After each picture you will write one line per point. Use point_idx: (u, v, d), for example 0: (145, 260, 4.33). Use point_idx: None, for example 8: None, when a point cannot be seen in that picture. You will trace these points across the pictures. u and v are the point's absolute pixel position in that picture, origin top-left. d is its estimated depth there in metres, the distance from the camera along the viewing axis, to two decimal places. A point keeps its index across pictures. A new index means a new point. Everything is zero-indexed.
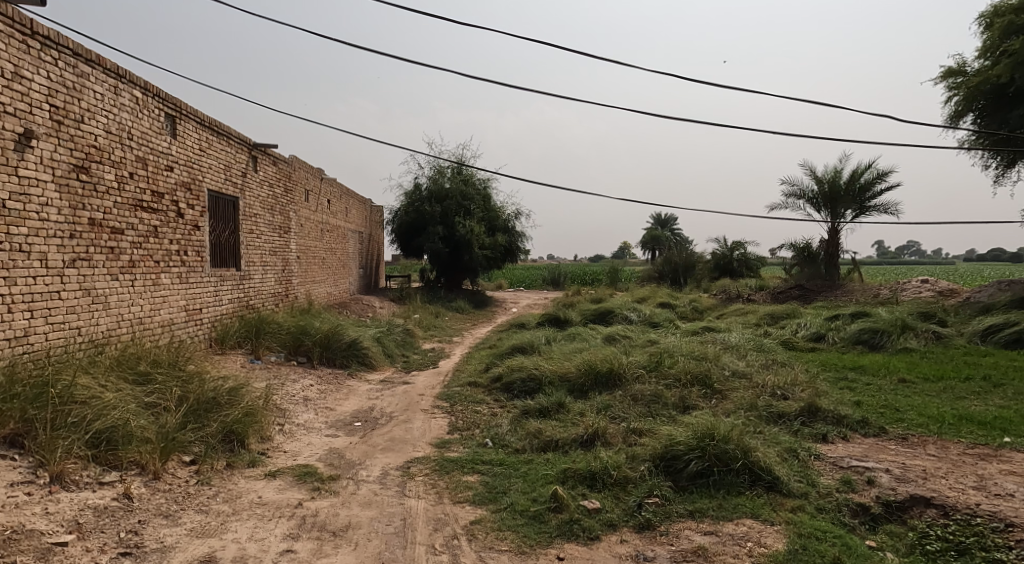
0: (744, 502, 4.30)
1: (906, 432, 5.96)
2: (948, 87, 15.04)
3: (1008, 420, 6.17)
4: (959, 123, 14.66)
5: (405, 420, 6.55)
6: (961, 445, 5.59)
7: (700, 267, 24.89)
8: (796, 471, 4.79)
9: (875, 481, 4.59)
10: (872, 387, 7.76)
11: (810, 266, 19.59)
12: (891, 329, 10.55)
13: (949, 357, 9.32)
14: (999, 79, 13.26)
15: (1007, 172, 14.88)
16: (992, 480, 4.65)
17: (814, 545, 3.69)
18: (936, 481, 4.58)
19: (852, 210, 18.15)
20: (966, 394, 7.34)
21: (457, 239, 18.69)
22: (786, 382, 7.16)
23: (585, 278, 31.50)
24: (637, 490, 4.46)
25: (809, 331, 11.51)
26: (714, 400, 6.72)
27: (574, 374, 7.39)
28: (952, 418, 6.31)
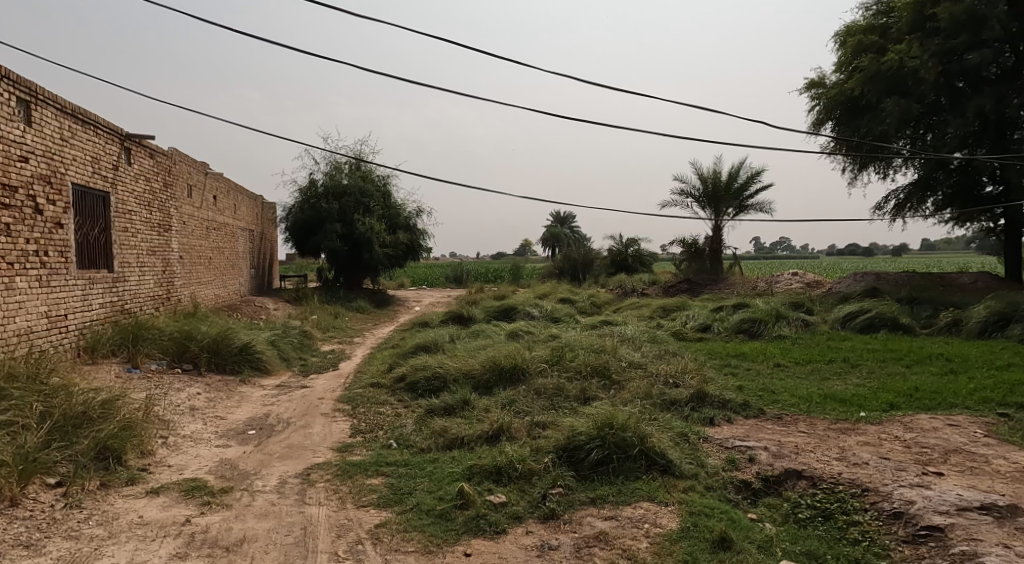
0: (641, 486, 4.51)
1: (781, 412, 6.53)
2: (810, 97, 16.68)
3: (864, 397, 6.92)
4: (820, 130, 16.24)
5: (305, 425, 6.29)
6: (826, 421, 6.20)
7: (597, 262, 25.78)
8: (687, 454, 5.11)
9: (755, 459, 4.98)
10: (751, 372, 8.42)
11: (697, 262, 20.85)
12: (767, 318, 11.52)
13: (815, 342, 10.31)
14: (852, 91, 14.89)
15: (859, 174, 16.61)
16: (851, 451, 5.20)
17: (704, 522, 3.95)
18: (806, 454, 5.07)
19: (732, 208, 19.51)
20: (830, 374, 8.17)
21: (357, 237, 18.19)
22: (677, 371, 7.61)
23: (488, 276, 31.77)
24: (541, 481, 4.56)
25: (697, 322, 12.26)
26: (612, 390, 7.01)
27: (479, 370, 7.42)
28: (819, 397, 6.98)
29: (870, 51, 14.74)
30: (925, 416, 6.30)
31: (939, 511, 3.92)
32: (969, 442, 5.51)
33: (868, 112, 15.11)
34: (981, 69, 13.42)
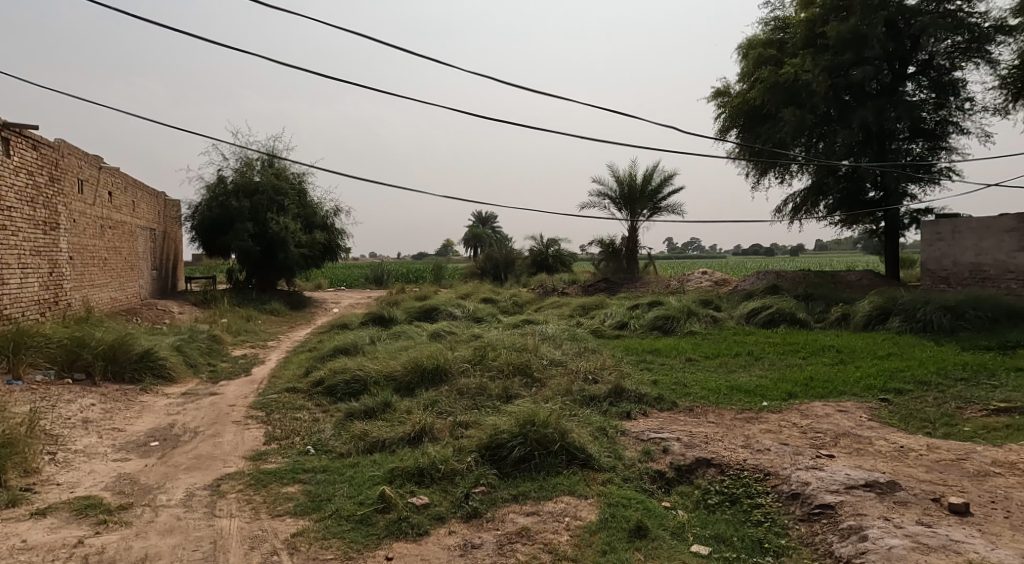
0: (562, 481, 4.62)
1: (692, 404, 6.86)
2: (717, 105, 17.63)
3: (766, 387, 7.41)
4: (726, 136, 17.18)
5: (214, 434, 5.98)
6: (733, 411, 6.59)
7: (518, 262, 26.05)
8: (605, 447, 5.28)
9: (668, 449, 5.22)
10: (665, 366, 8.80)
11: (614, 262, 21.51)
12: (679, 315, 12.07)
13: (723, 337, 10.91)
14: (754, 100, 15.88)
15: (760, 179, 17.72)
16: (755, 438, 5.55)
17: (621, 512, 4.09)
18: (715, 443, 5.36)
19: (647, 210, 20.27)
20: (736, 367, 8.69)
21: (270, 237, 17.47)
22: (596, 367, 7.83)
23: (410, 277, 31.38)
24: (464, 481, 4.57)
25: (614, 320, 12.66)
26: (534, 388, 7.12)
27: (400, 372, 7.33)
28: (726, 389, 7.40)
29: (770, 64, 15.78)
30: (819, 403, 6.81)
31: (831, 490, 4.26)
32: (856, 425, 6.01)
33: (768, 121, 16.15)
34: (864, 84, 14.66)
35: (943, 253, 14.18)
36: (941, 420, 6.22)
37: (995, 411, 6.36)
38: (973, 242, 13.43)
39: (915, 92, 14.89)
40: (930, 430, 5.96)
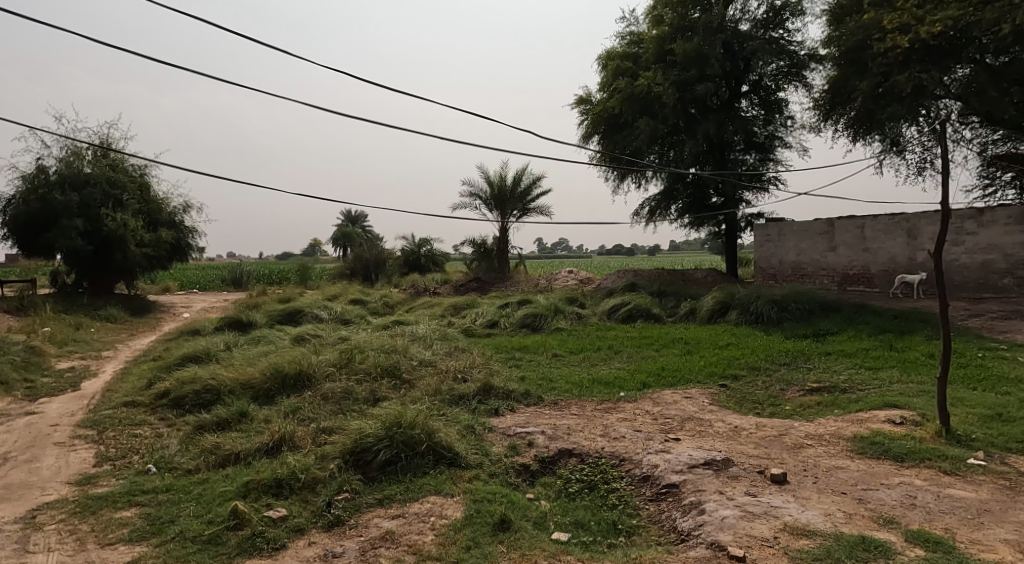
0: (428, 481, 4.62)
1: (557, 398, 7.16)
2: (580, 112, 18.51)
3: (624, 379, 7.92)
4: (588, 142, 18.09)
5: (30, 459, 5.28)
6: (593, 402, 6.97)
7: (389, 262, 25.57)
8: (472, 445, 5.36)
9: (533, 443, 5.41)
10: (533, 363, 9.09)
11: (486, 261, 21.80)
12: (546, 312, 12.54)
13: (586, 332, 11.49)
14: (613, 109, 16.87)
15: (619, 183, 18.87)
16: (612, 427, 5.92)
17: (486, 507, 4.18)
18: (576, 434, 5.64)
19: (517, 211, 20.77)
20: (598, 360, 9.19)
21: (105, 236, 15.70)
22: (465, 366, 7.91)
23: (272, 278, 29.65)
24: (326, 488, 4.43)
25: (485, 319, 12.84)
26: (403, 389, 7.05)
27: (258, 379, 6.93)
28: (588, 382, 7.80)
29: (627, 75, 16.85)
30: (669, 391, 7.42)
31: (676, 470, 4.66)
32: (699, 409, 6.63)
33: (625, 129, 17.23)
34: (707, 99, 16.13)
35: (773, 252, 15.97)
36: (767, 401, 7.04)
37: (809, 390, 7.31)
38: (796, 243, 15.27)
39: (748, 108, 16.62)
40: (759, 410, 6.73)
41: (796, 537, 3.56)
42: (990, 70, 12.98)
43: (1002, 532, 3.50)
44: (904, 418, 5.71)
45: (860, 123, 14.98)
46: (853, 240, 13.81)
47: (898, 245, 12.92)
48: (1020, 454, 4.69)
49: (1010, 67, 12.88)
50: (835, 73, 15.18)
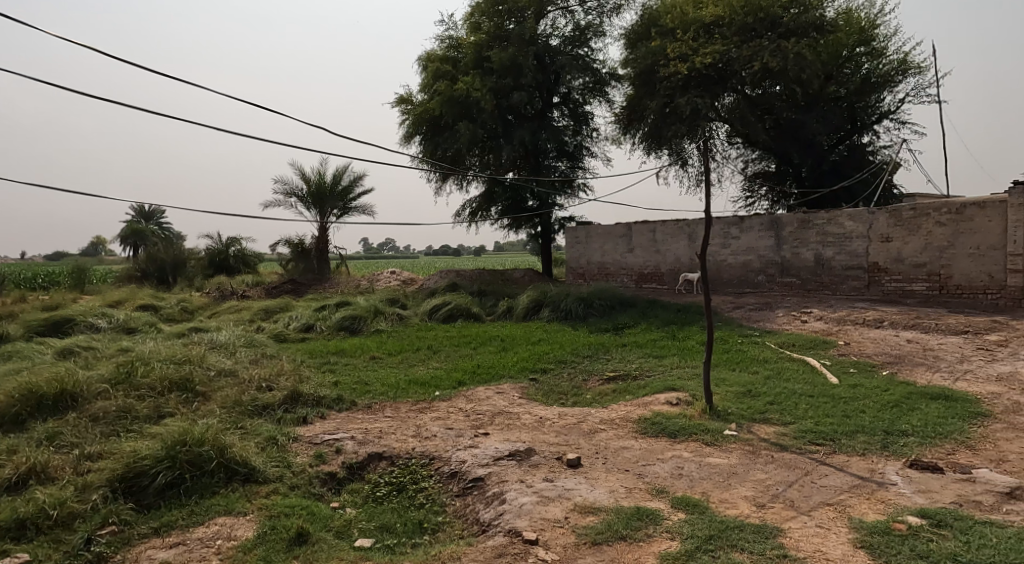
0: (217, 501, 4.25)
1: (371, 401, 7.01)
2: (401, 111, 18.33)
3: (440, 378, 7.99)
4: (410, 142, 17.98)
5: None
6: (407, 403, 6.94)
7: (190, 263, 23.03)
8: (273, 457, 5.03)
9: (341, 449, 5.23)
10: (349, 367, 8.79)
11: (304, 262, 20.60)
12: (366, 314, 12.23)
13: (406, 333, 11.39)
14: (434, 111, 16.96)
15: (442, 184, 19.02)
16: (425, 426, 5.94)
17: (282, 522, 3.95)
18: (387, 437, 5.57)
19: (336, 210, 19.92)
20: (416, 361, 9.17)
21: None
22: (272, 373, 7.39)
23: (37, 283, 25.12)
24: (86, 523, 3.86)
25: (299, 323, 12.13)
26: (195, 403, 6.39)
27: (4, 404, 5.83)
28: (405, 383, 7.75)
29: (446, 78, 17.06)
30: (482, 387, 7.64)
31: (482, 464, 4.81)
32: (509, 403, 6.91)
33: (446, 131, 17.43)
34: (522, 107, 16.89)
35: (581, 253, 17.26)
36: (572, 391, 7.57)
37: (607, 379, 8.01)
38: (599, 245, 16.64)
39: (559, 118, 17.69)
40: (564, 401, 7.22)
41: (583, 515, 3.88)
42: (748, 100, 15.32)
43: (744, 490, 4.14)
44: (680, 399, 6.49)
45: (652, 138, 16.72)
46: (647, 242, 15.42)
47: (681, 247, 14.68)
48: (763, 423, 5.59)
49: (762, 97, 15.31)
50: (631, 91, 16.79)
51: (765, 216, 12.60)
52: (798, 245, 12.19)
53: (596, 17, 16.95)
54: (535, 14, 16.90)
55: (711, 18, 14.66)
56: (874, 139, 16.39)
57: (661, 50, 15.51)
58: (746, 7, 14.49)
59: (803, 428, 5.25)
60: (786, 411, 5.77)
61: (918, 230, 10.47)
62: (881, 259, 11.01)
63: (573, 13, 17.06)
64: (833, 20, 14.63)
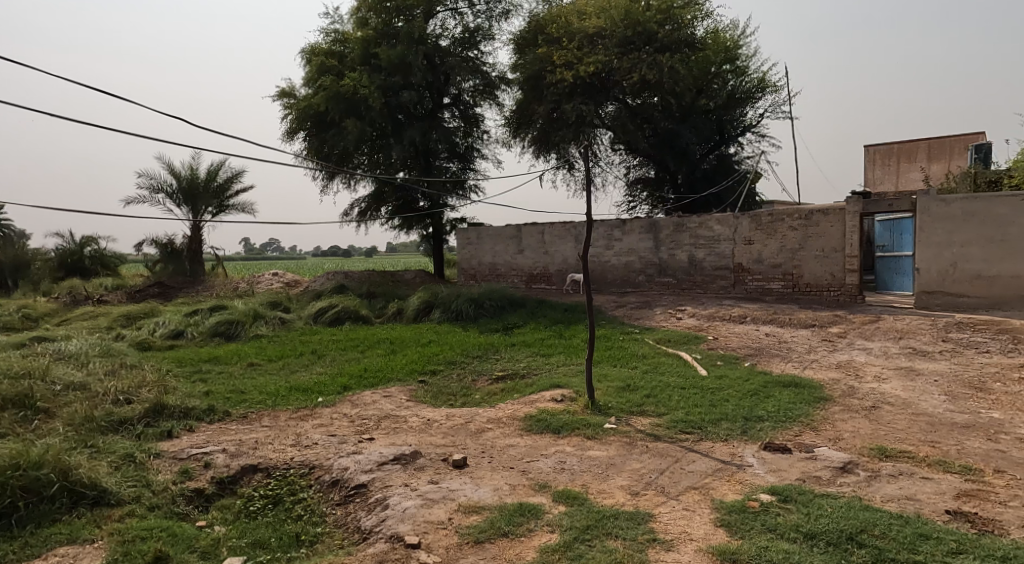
0: (60, 529, 3.81)
1: (247, 411, 6.60)
2: (283, 105, 17.45)
3: (324, 383, 7.67)
4: (293, 138, 17.17)
5: None
6: (288, 411, 6.60)
7: (36, 266, 20.46)
8: (129, 477, 4.59)
9: (210, 463, 4.87)
10: (223, 375, 8.21)
11: (174, 263, 18.99)
12: (244, 319, 11.51)
13: (289, 338, 10.84)
14: (318, 106, 16.30)
15: (329, 183, 18.32)
16: (305, 435, 5.68)
17: (138, 547, 3.62)
18: (264, 447, 5.28)
19: (211, 208, 18.57)
20: (298, 367, 8.74)
21: None
22: (132, 385, 6.74)
23: None
24: None
25: (167, 329, 11.17)
26: (37, 422, 5.68)
27: None
28: (285, 390, 7.36)
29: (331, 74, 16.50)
30: (368, 392, 7.43)
31: (365, 470, 4.67)
32: (396, 407, 6.78)
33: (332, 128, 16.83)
34: (412, 107, 16.66)
35: (472, 254, 17.32)
36: (460, 392, 7.57)
37: (496, 379, 8.08)
38: (490, 246, 16.78)
39: (449, 119, 17.63)
40: (453, 402, 7.20)
41: (466, 515, 3.88)
42: (629, 109, 16.17)
43: (620, 480, 4.34)
44: (564, 395, 6.69)
45: (540, 143, 17.11)
46: (536, 244, 15.76)
47: (568, 248, 15.14)
48: (640, 415, 5.89)
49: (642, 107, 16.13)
50: (519, 96, 17.07)
51: (644, 220, 13.30)
52: (673, 247, 12.98)
53: (485, 20, 17.08)
54: (424, 14, 16.75)
55: (594, 29, 15.24)
56: (739, 150, 17.81)
57: (547, 57, 15.92)
58: (625, 20, 15.23)
59: (675, 419, 5.59)
60: (660, 403, 6.12)
61: (775, 233, 11.51)
62: (745, 260, 11.99)
63: (462, 15, 17.09)
64: (702, 38, 15.72)
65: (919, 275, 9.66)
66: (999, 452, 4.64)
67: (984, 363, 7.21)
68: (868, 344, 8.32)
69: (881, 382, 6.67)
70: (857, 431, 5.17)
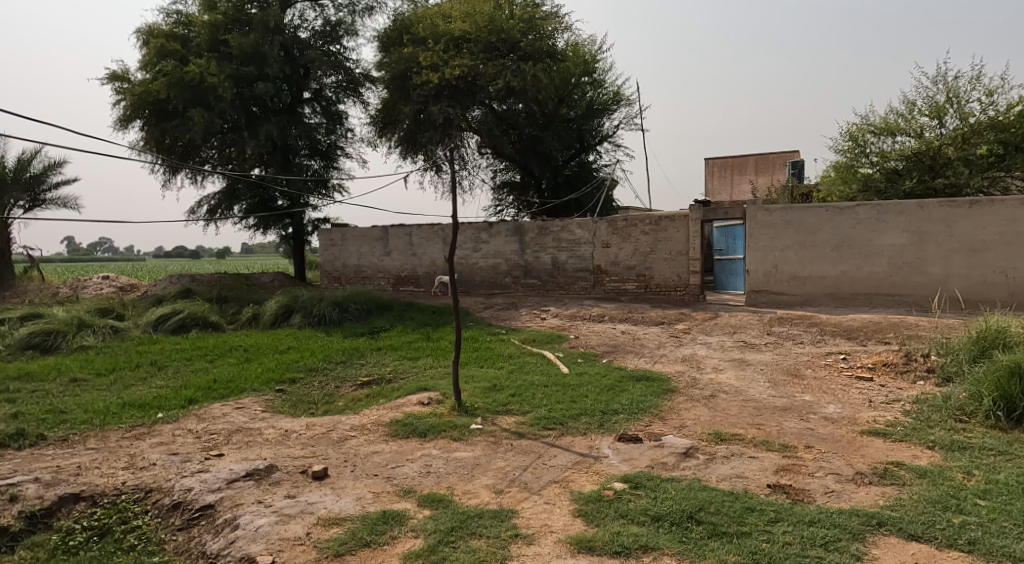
0: None
1: (68, 433, 5.82)
2: (114, 90, 15.65)
3: (165, 398, 6.97)
4: (127, 127, 15.47)
5: None
6: (120, 430, 5.92)
7: None
8: None
9: (19, 496, 4.25)
10: (38, 394, 7.17)
11: None
12: (65, 329, 10.15)
13: (122, 349, 9.72)
14: (158, 93, 14.83)
15: (172, 178, 16.72)
16: (140, 455, 5.13)
17: None
18: (89, 473, 4.70)
19: (23, 202, 16.17)
20: (134, 381, 7.87)
21: None
22: None
23: None
24: None
25: None
26: None
27: None
28: (117, 407, 6.59)
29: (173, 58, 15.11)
30: (218, 404, 6.87)
31: (212, 489, 4.31)
32: (249, 419, 6.33)
33: (176, 118, 15.40)
34: (268, 100, 15.70)
35: (335, 256, 16.68)
36: (322, 400, 7.24)
37: (360, 385, 7.82)
38: (355, 248, 16.26)
39: (310, 115, 16.84)
40: (314, 411, 6.86)
41: (326, 528, 3.72)
42: (494, 114, 16.40)
43: (485, 479, 4.40)
44: (430, 398, 6.64)
45: (406, 143, 16.87)
46: (403, 245, 15.52)
47: (436, 250, 15.07)
48: (505, 414, 6.01)
49: (507, 113, 16.49)
50: (385, 95, 16.74)
51: (510, 223, 13.60)
52: (537, 249, 13.40)
53: (348, 14, 16.53)
54: (280, 2, 15.86)
55: (459, 32, 15.33)
56: (597, 158, 18.80)
57: (413, 57, 15.75)
58: (489, 26, 15.48)
59: (538, 416, 5.77)
60: (524, 401, 6.29)
61: (630, 237, 12.30)
62: (603, 263, 12.68)
63: (322, 7, 16.40)
64: (563, 50, 16.38)
65: (749, 275, 10.84)
66: (810, 430, 5.33)
67: (800, 352, 8.23)
68: (708, 338, 9.17)
69: (718, 372, 7.40)
70: (698, 418, 5.67)
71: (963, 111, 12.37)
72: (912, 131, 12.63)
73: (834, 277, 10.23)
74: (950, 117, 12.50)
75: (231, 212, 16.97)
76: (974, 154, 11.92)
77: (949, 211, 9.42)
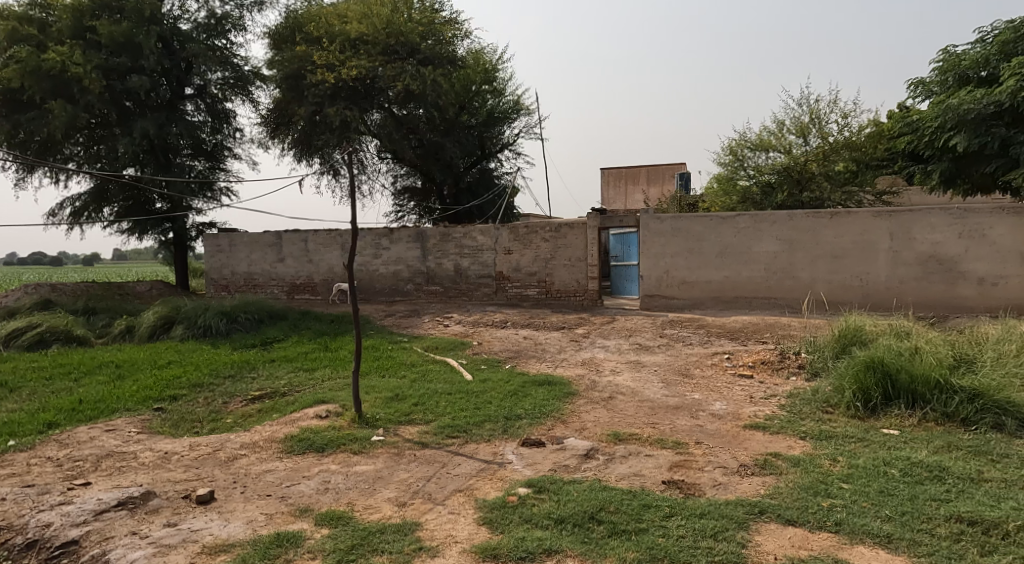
0: None
1: None
2: None
3: (18, 422, 6.20)
4: None
5: None
6: None
7: None
8: None
9: None
10: None
11: None
12: None
13: None
14: (10, 82, 13.27)
15: (28, 176, 15.01)
16: None
17: None
18: None
19: None
20: None
21: None
22: None
23: None
24: None
25: None
26: None
27: None
28: None
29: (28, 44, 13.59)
30: (84, 427, 6.21)
31: (77, 523, 3.88)
32: (122, 442, 5.76)
33: (32, 109, 13.86)
34: (143, 94, 14.51)
35: (223, 262, 15.67)
36: (208, 417, 6.74)
37: (251, 400, 7.36)
38: (244, 254, 15.36)
39: (193, 112, 15.75)
40: (198, 430, 6.37)
41: (212, 556, 3.45)
42: (394, 118, 16.10)
43: (388, 492, 4.27)
44: (328, 411, 6.37)
45: (300, 145, 16.18)
46: (298, 252, 14.85)
47: (333, 256, 14.55)
48: (407, 424, 5.88)
49: (407, 118, 16.26)
50: (277, 94, 15.99)
51: (411, 229, 13.40)
52: (439, 256, 13.29)
53: (235, 8, 15.64)
54: None
55: (355, 33, 14.97)
56: (498, 165, 19.00)
57: (307, 57, 15.15)
58: (387, 29, 15.20)
59: (441, 425, 5.69)
60: (427, 410, 6.19)
61: (530, 244, 12.49)
62: (505, 269, 12.79)
63: None
64: (463, 57, 16.42)
65: (643, 281, 11.36)
66: (699, 426, 5.64)
67: (689, 353, 8.72)
68: (606, 342, 9.49)
69: (615, 374, 7.68)
70: (597, 420, 5.84)
71: (823, 130, 13.69)
72: (782, 147, 13.80)
73: (718, 282, 10.93)
74: (812, 136, 13.79)
75: (101, 214, 15.51)
76: (833, 169, 13.23)
77: (814, 221, 10.36)
